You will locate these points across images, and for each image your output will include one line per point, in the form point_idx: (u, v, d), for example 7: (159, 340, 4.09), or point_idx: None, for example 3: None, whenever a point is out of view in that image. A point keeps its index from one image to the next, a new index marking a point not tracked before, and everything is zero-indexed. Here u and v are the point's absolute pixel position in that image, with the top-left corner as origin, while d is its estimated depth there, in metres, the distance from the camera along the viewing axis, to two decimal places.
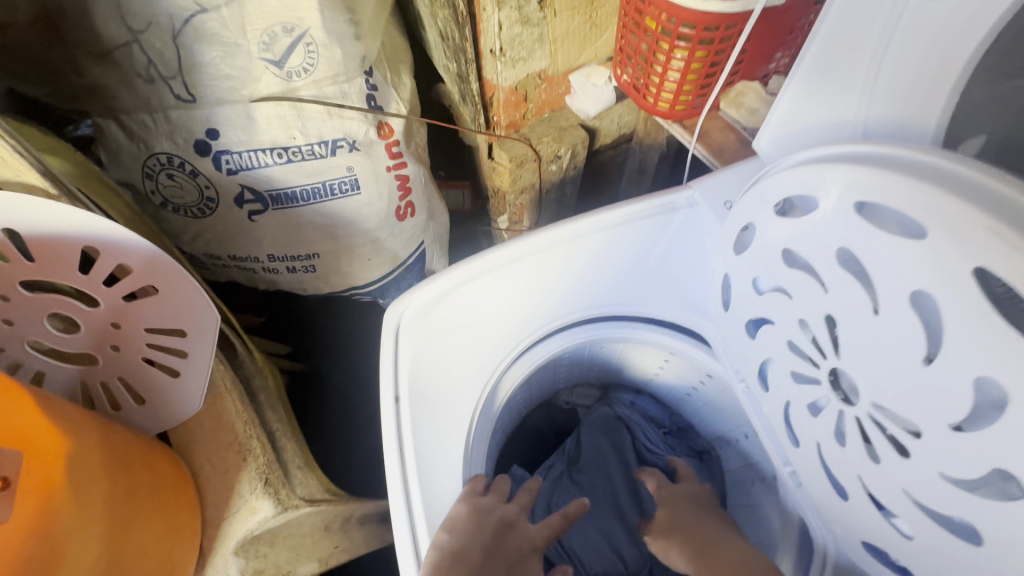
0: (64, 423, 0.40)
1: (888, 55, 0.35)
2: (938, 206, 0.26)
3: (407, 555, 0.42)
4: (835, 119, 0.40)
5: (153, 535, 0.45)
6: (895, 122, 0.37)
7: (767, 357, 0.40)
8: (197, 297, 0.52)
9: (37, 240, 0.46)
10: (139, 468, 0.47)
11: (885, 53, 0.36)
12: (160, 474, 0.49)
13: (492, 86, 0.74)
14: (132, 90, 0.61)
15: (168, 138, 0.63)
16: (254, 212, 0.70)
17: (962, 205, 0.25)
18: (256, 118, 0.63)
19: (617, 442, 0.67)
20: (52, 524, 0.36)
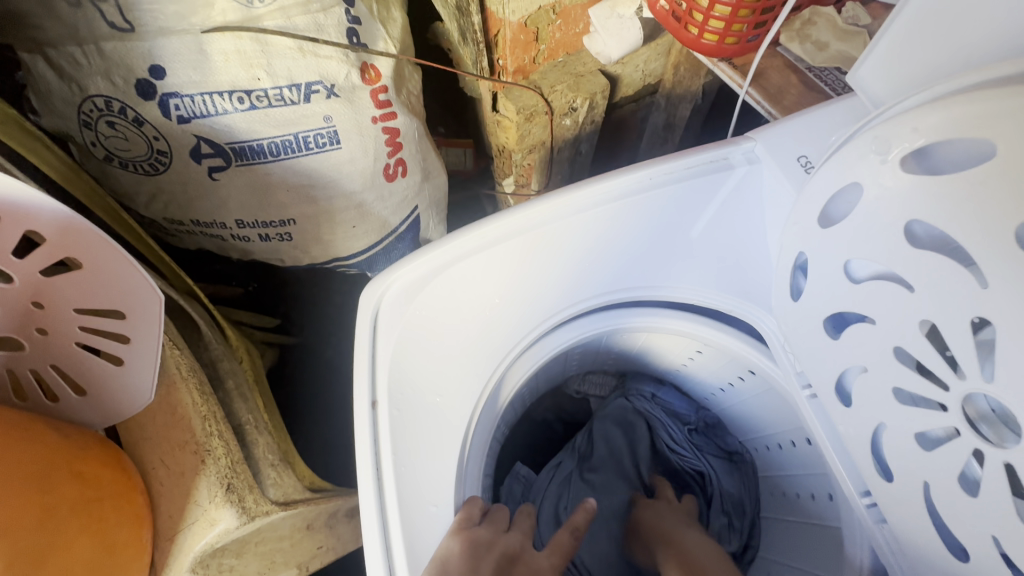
0: None
1: None
2: None
3: None
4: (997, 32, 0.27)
5: (80, 562, 0.38)
6: None
7: (856, 365, 0.30)
8: (132, 271, 0.43)
9: None
10: (63, 483, 0.39)
11: None
12: (88, 486, 0.40)
13: (498, 21, 0.62)
14: (55, 16, 0.49)
15: (103, 76, 0.52)
16: (216, 169, 0.59)
17: None
18: (210, 53, 0.52)
19: (632, 442, 0.59)
20: None
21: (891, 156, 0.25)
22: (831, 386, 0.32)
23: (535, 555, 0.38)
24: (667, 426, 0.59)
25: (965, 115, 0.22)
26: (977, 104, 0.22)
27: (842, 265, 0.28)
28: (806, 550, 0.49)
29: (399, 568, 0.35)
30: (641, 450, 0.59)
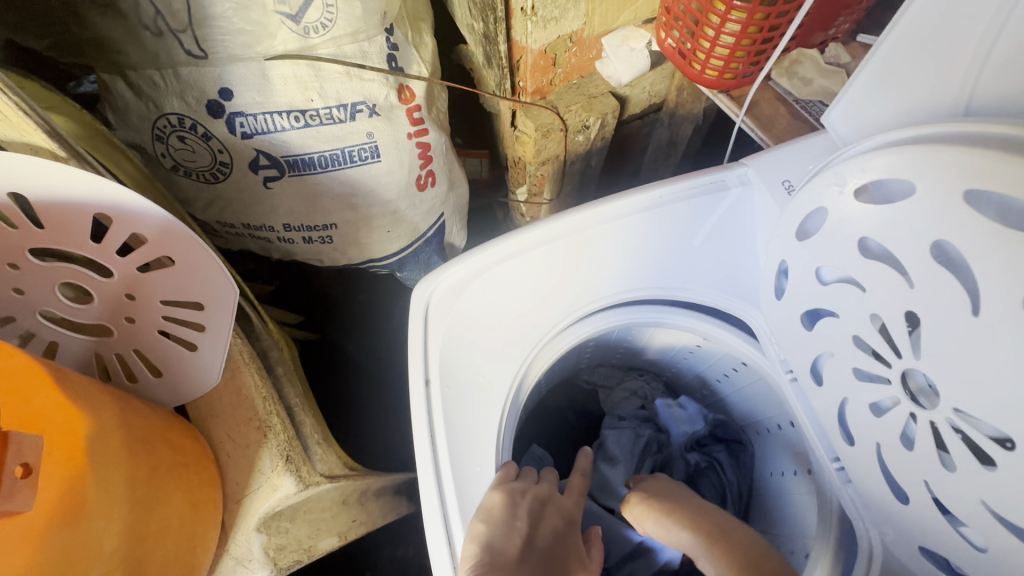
0: (83, 402, 0.38)
1: (1007, 25, 0.29)
2: None
3: (439, 543, 0.41)
4: (929, 97, 0.34)
5: (176, 515, 0.44)
6: (1001, 104, 0.31)
7: (827, 353, 0.37)
8: (213, 269, 0.49)
9: (46, 205, 0.43)
10: (160, 447, 0.45)
11: (1004, 24, 0.29)
12: (178, 449, 0.47)
13: (521, 48, 0.69)
14: (139, 43, 0.56)
15: (178, 97, 0.60)
16: (270, 178, 0.67)
17: None
18: (271, 78, 0.59)
19: (639, 434, 0.64)
20: (78, 511, 0.35)
21: (847, 188, 0.32)
22: (807, 368, 0.39)
23: (561, 500, 0.47)
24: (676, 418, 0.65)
25: (901, 160, 0.29)
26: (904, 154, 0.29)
27: (814, 271, 0.36)
28: (789, 522, 0.55)
29: (451, 515, 0.42)
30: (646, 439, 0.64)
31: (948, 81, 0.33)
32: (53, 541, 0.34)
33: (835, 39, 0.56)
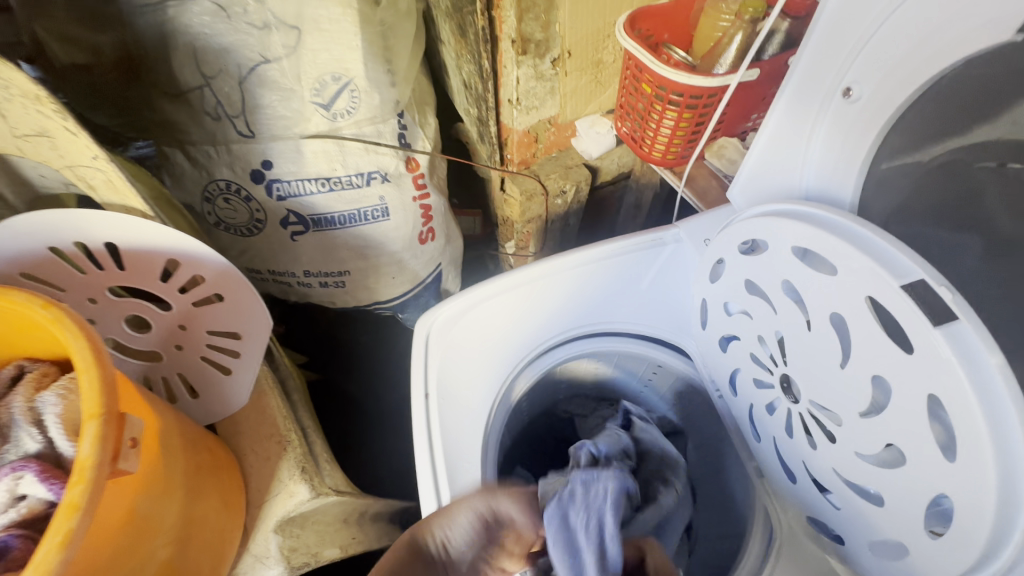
0: (154, 404, 0.48)
1: (820, 140, 0.45)
2: (839, 248, 0.35)
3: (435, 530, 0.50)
4: (784, 185, 0.50)
5: (213, 508, 0.52)
6: (824, 188, 0.46)
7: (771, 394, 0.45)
8: (254, 306, 0.60)
9: (130, 252, 0.55)
10: (204, 449, 0.54)
11: (818, 138, 0.46)
12: (214, 454, 0.56)
13: (508, 129, 0.84)
14: (201, 126, 0.72)
15: (228, 167, 0.74)
16: (297, 233, 0.80)
17: (849, 247, 0.35)
18: (304, 152, 0.74)
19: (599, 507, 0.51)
20: (155, 485, 0.44)
21: (735, 245, 0.45)
22: (727, 383, 0.51)
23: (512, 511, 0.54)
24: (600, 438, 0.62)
25: (760, 226, 0.42)
26: (759, 221, 0.43)
27: (723, 305, 0.48)
28: (730, 527, 0.62)
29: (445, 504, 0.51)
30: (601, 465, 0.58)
31: (793, 175, 0.48)
32: (142, 505, 0.43)
33: (753, 130, 0.72)
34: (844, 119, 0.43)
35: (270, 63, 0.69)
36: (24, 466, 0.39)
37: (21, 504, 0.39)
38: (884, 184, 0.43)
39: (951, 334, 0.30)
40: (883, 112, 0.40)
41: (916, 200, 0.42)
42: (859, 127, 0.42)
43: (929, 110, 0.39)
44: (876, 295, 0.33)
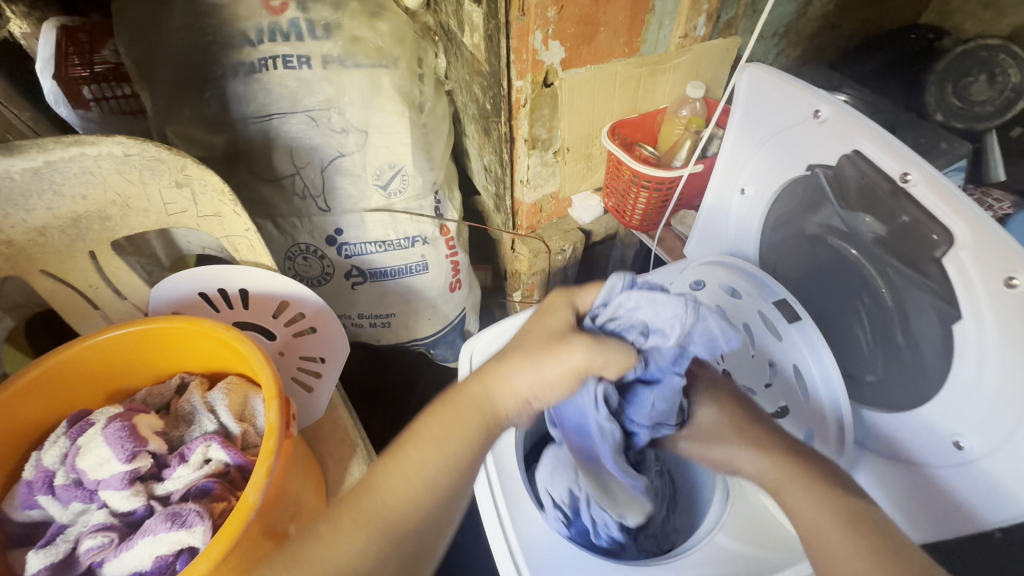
0: None
1: (733, 218, 0.65)
2: (742, 281, 0.60)
3: (485, 497, 0.64)
4: (717, 249, 0.69)
5: (315, 478, 0.70)
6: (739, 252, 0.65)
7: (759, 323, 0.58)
8: (336, 336, 0.79)
9: (255, 296, 0.75)
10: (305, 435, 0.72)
11: (731, 218, 0.65)
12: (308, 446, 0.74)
13: (519, 202, 1.08)
14: (289, 203, 0.97)
15: (308, 233, 0.99)
16: (356, 282, 1.04)
17: (746, 281, 0.59)
18: (366, 222, 0.98)
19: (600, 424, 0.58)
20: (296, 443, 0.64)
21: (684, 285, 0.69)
22: None
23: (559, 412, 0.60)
24: (700, 330, 0.52)
25: (697, 269, 0.66)
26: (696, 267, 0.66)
27: None
28: None
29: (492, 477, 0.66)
30: (659, 351, 0.55)
31: (721, 241, 0.68)
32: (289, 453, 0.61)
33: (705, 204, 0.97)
34: (744, 206, 0.62)
35: (345, 156, 0.95)
36: (211, 437, 0.56)
37: (209, 464, 0.56)
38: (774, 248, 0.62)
39: (799, 327, 0.54)
40: (763, 203, 0.60)
41: (789, 258, 0.60)
42: (753, 212, 0.62)
43: (788, 202, 0.57)
44: (763, 308, 0.57)
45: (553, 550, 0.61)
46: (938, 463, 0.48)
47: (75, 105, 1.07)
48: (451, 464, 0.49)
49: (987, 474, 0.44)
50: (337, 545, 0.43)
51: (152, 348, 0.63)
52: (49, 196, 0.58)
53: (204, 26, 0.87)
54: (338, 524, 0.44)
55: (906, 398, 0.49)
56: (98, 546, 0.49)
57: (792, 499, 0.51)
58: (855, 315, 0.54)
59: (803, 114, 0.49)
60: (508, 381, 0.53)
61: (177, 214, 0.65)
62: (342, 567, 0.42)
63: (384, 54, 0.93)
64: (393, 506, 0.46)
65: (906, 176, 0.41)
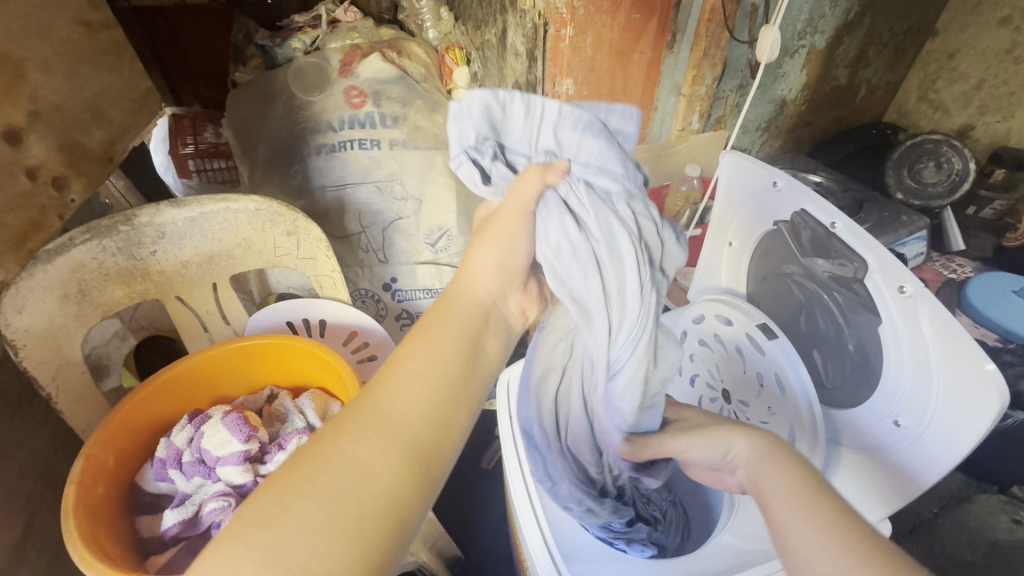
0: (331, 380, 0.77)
1: (725, 268, 0.78)
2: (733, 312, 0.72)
3: (521, 497, 0.73)
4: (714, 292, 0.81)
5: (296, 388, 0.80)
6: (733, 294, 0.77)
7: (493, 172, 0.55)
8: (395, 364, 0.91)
9: (332, 325, 0.89)
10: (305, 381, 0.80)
11: (725, 268, 0.78)
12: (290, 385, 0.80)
13: None
14: (354, 255, 1.18)
15: (368, 280, 1.21)
16: (406, 324, 1.27)
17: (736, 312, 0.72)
18: (416, 273, 1.20)
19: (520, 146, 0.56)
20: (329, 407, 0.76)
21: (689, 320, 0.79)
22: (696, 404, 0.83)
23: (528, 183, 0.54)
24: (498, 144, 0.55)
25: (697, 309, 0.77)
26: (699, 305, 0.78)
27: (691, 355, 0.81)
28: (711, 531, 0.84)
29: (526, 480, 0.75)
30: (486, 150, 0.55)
31: (716, 287, 0.81)
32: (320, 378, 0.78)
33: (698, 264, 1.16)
34: (736, 258, 0.76)
35: (403, 219, 1.16)
36: (304, 431, 0.68)
37: None
38: (756, 291, 0.74)
39: (778, 344, 0.66)
40: (747, 252, 0.73)
41: (767, 300, 0.72)
42: (742, 259, 0.75)
43: (763, 252, 0.70)
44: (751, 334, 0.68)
45: (578, 541, 0.70)
46: (887, 442, 0.58)
47: (180, 174, 1.31)
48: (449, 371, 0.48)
49: (923, 445, 0.55)
50: (348, 450, 0.42)
51: (257, 358, 0.77)
52: (197, 238, 0.77)
53: (300, 117, 1.11)
54: (343, 422, 0.43)
55: (861, 396, 0.61)
56: (220, 507, 0.62)
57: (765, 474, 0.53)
58: (810, 320, 0.66)
59: (765, 183, 0.66)
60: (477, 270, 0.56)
61: (284, 255, 0.82)
62: (349, 466, 0.41)
63: (439, 139, 1.15)
64: (399, 405, 0.45)
65: (833, 223, 0.57)
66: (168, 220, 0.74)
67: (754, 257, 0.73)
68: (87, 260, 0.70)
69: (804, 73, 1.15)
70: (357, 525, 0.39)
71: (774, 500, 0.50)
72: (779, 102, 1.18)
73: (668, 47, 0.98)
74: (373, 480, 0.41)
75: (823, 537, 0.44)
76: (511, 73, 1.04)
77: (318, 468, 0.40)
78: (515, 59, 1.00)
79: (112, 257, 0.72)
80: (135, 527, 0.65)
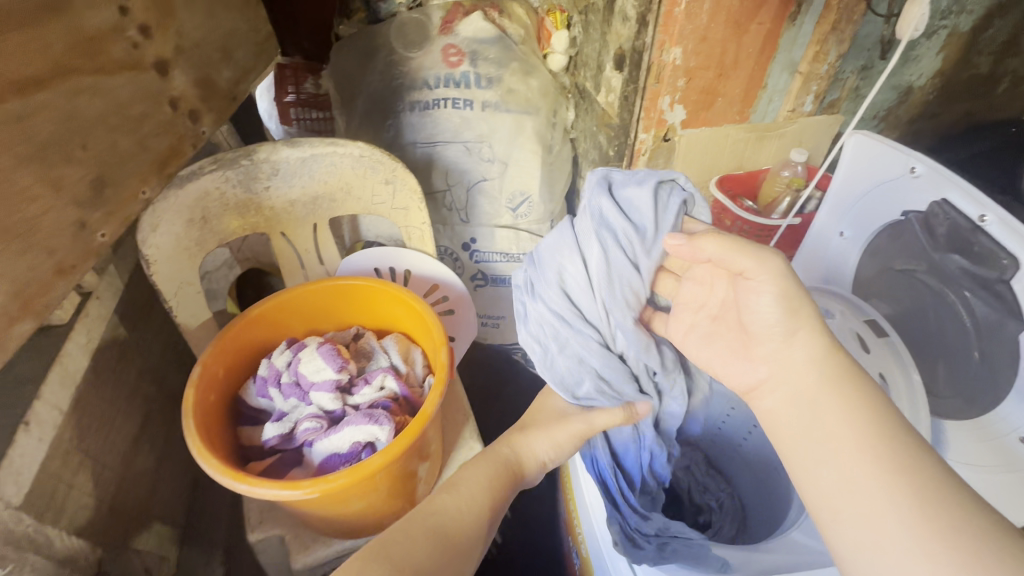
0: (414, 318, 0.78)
1: (828, 259, 0.74)
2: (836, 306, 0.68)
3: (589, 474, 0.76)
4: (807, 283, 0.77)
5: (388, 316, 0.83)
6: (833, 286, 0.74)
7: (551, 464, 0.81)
8: (471, 320, 0.93)
9: (415, 275, 0.93)
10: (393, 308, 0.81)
11: (827, 258, 0.74)
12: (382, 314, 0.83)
13: None
14: (438, 212, 1.22)
15: (448, 238, 1.24)
16: (479, 284, 1.29)
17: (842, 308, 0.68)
18: (495, 236, 1.22)
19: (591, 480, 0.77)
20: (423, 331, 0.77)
21: None
22: None
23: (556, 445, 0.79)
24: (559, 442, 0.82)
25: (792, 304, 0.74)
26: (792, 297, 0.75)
27: None
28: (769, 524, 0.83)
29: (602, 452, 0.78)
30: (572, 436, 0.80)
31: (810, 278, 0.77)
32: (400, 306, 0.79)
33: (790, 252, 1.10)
34: (842, 250, 0.72)
35: (487, 180, 1.17)
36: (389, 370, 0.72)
37: (384, 390, 0.72)
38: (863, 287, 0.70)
39: (889, 343, 0.62)
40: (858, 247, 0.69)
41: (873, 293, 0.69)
42: (849, 252, 0.71)
43: (879, 245, 0.66)
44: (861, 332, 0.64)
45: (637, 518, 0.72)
46: (1005, 461, 0.56)
47: (282, 121, 1.38)
48: (485, 506, 0.62)
49: None
50: (410, 543, 0.54)
51: (348, 297, 0.82)
52: (305, 178, 0.81)
53: (398, 72, 1.13)
54: (411, 529, 0.56)
55: (974, 410, 0.59)
56: (312, 428, 0.67)
57: (832, 413, 0.48)
58: (932, 324, 0.62)
59: (900, 170, 0.61)
60: (531, 446, 0.70)
61: (379, 202, 0.85)
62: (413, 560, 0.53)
63: (530, 104, 1.14)
64: (449, 511, 0.59)
65: (983, 216, 0.53)
66: (280, 159, 0.78)
67: (865, 250, 0.69)
68: (211, 189, 0.76)
69: (939, 58, 1.04)
70: None
71: (839, 445, 0.46)
72: (903, 89, 1.08)
73: (791, 19, 0.91)
74: (414, 563, 0.53)
75: (922, 512, 0.41)
76: (615, 39, 1.01)
77: (386, 547, 0.54)
78: (622, 24, 0.97)
79: (232, 189, 0.78)
80: (237, 435, 0.72)
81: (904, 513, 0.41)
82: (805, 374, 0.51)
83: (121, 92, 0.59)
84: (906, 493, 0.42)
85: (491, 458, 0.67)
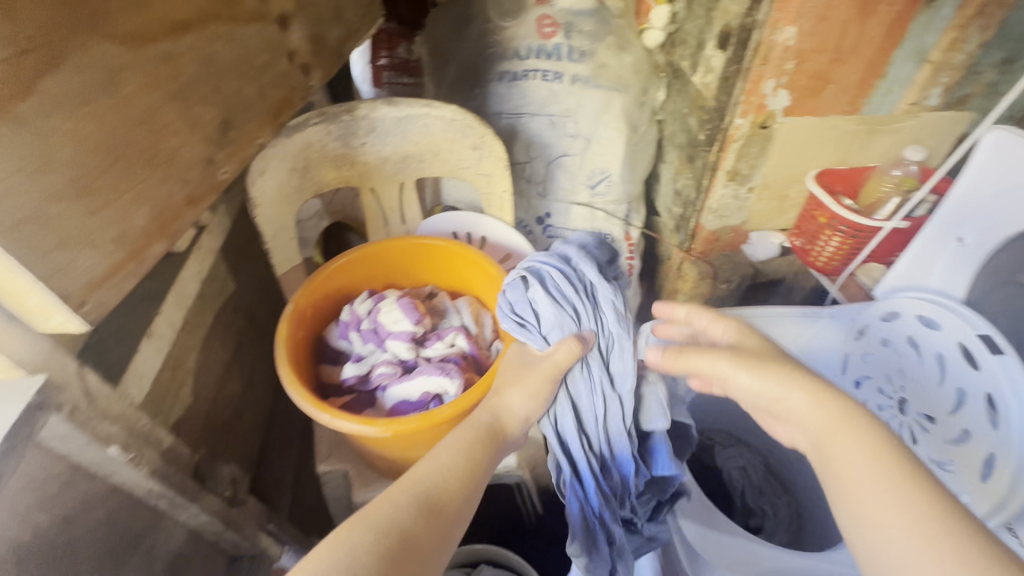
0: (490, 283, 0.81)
1: (946, 264, 0.76)
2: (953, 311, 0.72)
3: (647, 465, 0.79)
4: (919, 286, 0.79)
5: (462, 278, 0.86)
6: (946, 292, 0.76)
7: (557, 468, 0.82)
8: None
9: (490, 243, 0.94)
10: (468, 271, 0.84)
11: (944, 263, 0.76)
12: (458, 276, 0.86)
13: (701, 228, 1.18)
14: (517, 185, 1.23)
15: (522, 211, 1.25)
16: (547, 260, 1.29)
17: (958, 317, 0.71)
18: (570, 213, 1.21)
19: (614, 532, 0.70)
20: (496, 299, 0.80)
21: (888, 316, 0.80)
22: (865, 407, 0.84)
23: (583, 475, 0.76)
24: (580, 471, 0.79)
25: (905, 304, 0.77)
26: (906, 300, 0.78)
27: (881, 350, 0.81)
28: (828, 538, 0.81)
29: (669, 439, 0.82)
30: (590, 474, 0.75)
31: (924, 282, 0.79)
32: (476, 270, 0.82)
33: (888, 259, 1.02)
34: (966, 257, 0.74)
35: (569, 156, 1.16)
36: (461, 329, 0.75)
37: (455, 347, 0.75)
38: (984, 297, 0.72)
39: (1002, 360, 0.64)
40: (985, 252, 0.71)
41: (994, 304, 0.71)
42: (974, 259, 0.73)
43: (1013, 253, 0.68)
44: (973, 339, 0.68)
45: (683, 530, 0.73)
46: None
47: (374, 84, 1.43)
48: (474, 472, 0.54)
49: None
50: (384, 508, 0.47)
51: (428, 257, 0.85)
52: (399, 137, 0.84)
53: (491, 41, 1.13)
54: (391, 495, 0.49)
55: None
56: (387, 373, 0.71)
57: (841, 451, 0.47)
58: None
59: None
60: (507, 403, 0.61)
61: (466, 167, 0.87)
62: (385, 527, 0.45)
63: (621, 81, 1.11)
64: (430, 478, 0.51)
65: None
66: (379, 117, 0.82)
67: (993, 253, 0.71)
68: (313, 141, 0.80)
69: None
70: (392, 560, 0.43)
71: (847, 468, 0.46)
72: None
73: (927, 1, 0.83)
74: (390, 531, 0.45)
75: (924, 526, 0.39)
76: (721, 16, 0.96)
77: (361, 519, 0.46)
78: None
79: (332, 142, 0.82)
80: (319, 371, 0.77)
81: (913, 533, 0.40)
82: (808, 422, 0.50)
83: (249, 41, 0.64)
84: (913, 515, 0.40)
85: (472, 424, 0.59)
